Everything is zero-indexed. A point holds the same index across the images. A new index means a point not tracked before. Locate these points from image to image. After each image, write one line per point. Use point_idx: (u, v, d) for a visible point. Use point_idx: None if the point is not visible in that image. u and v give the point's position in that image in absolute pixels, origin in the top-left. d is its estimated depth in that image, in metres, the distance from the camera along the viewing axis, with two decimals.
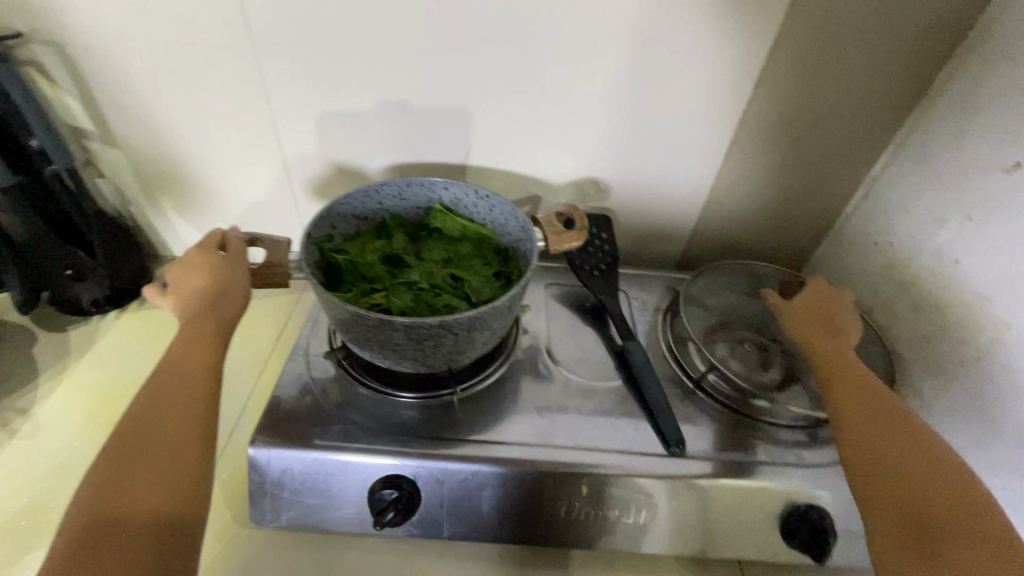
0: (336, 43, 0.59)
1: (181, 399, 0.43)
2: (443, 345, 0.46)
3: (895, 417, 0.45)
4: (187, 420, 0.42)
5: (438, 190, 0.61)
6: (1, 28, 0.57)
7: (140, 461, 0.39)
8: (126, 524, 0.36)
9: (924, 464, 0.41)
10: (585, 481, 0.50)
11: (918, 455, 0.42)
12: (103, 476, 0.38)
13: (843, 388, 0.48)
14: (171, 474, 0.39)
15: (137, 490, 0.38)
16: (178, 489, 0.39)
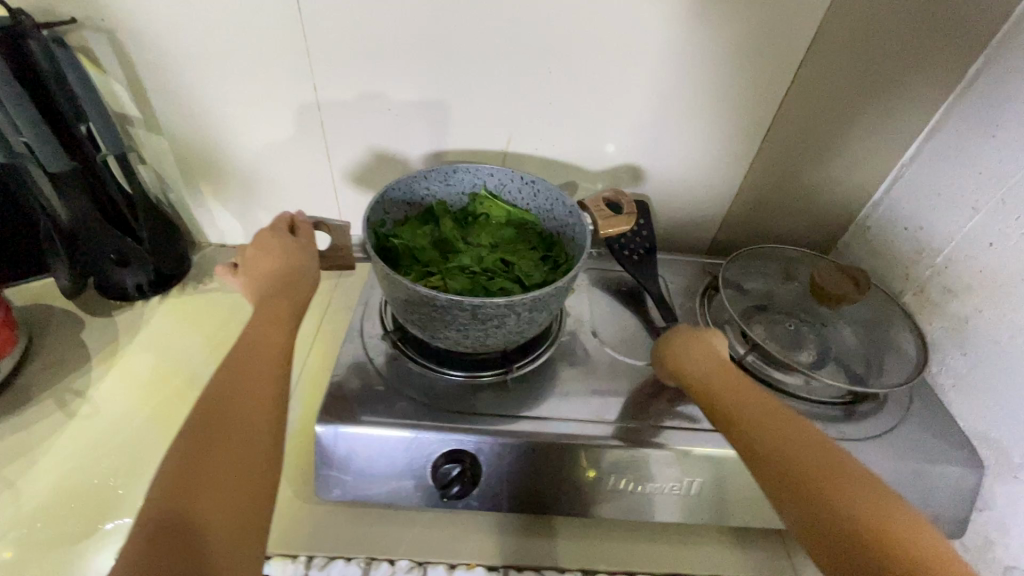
0: (385, 31, 0.60)
1: (253, 398, 0.43)
2: (506, 324, 0.49)
3: (813, 442, 0.42)
4: (262, 424, 0.42)
5: (483, 176, 0.62)
6: (53, 15, 0.57)
7: (218, 448, 0.39)
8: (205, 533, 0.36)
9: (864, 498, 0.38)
10: (638, 455, 0.52)
11: (834, 483, 0.39)
12: (179, 462, 0.38)
13: (757, 416, 0.45)
14: (247, 461, 0.40)
15: (218, 477, 0.38)
16: (251, 479, 0.39)
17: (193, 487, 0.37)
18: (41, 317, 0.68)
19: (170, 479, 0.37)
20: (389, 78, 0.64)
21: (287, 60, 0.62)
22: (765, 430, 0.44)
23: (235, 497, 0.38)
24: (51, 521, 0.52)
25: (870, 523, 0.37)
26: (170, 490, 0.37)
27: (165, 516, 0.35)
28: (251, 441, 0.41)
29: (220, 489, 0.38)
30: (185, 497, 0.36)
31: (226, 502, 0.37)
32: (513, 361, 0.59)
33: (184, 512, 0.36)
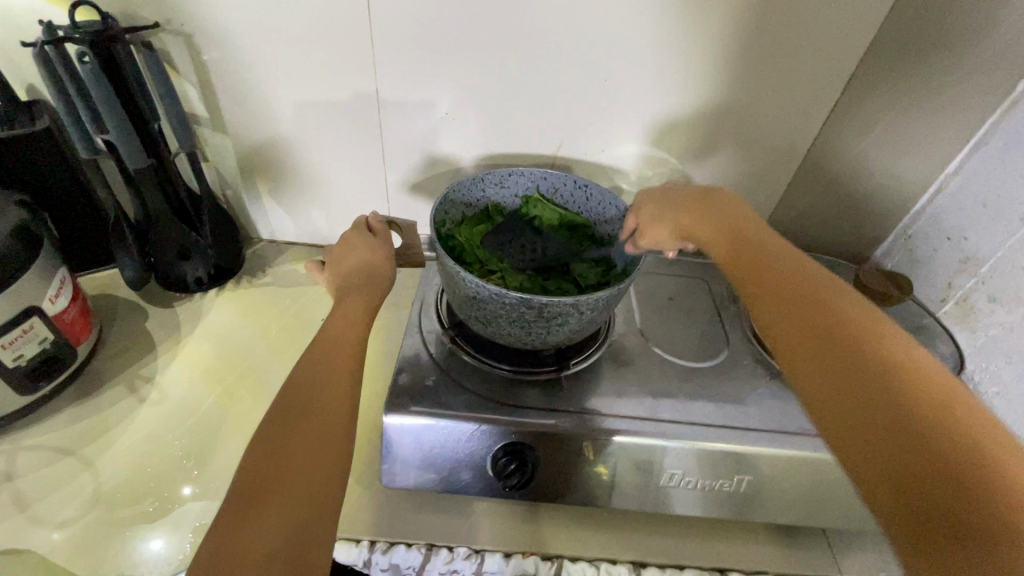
0: (445, 37, 0.63)
1: (323, 386, 0.45)
2: (568, 323, 0.50)
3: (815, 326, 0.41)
4: (332, 405, 0.44)
5: (537, 180, 0.64)
6: (136, 20, 0.61)
7: (294, 433, 0.41)
8: (283, 501, 0.37)
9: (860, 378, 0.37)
10: (691, 452, 0.54)
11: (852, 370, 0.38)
12: (263, 442, 0.40)
13: (786, 304, 0.44)
14: (321, 448, 0.41)
15: (293, 462, 0.39)
16: (324, 466, 0.40)
17: (273, 461, 0.39)
18: (108, 307, 0.71)
19: (252, 462, 0.39)
20: (446, 81, 0.66)
21: (349, 63, 0.65)
22: (799, 324, 0.42)
23: (308, 481, 0.39)
24: (128, 500, 0.54)
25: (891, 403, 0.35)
26: (254, 465, 0.39)
27: (245, 495, 0.37)
28: (324, 430, 0.42)
29: (295, 472, 0.39)
30: (264, 477, 0.38)
31: (298, 477, 0.39)
32: (567, 361, 0.61)
33: (261, 491, 0.37)
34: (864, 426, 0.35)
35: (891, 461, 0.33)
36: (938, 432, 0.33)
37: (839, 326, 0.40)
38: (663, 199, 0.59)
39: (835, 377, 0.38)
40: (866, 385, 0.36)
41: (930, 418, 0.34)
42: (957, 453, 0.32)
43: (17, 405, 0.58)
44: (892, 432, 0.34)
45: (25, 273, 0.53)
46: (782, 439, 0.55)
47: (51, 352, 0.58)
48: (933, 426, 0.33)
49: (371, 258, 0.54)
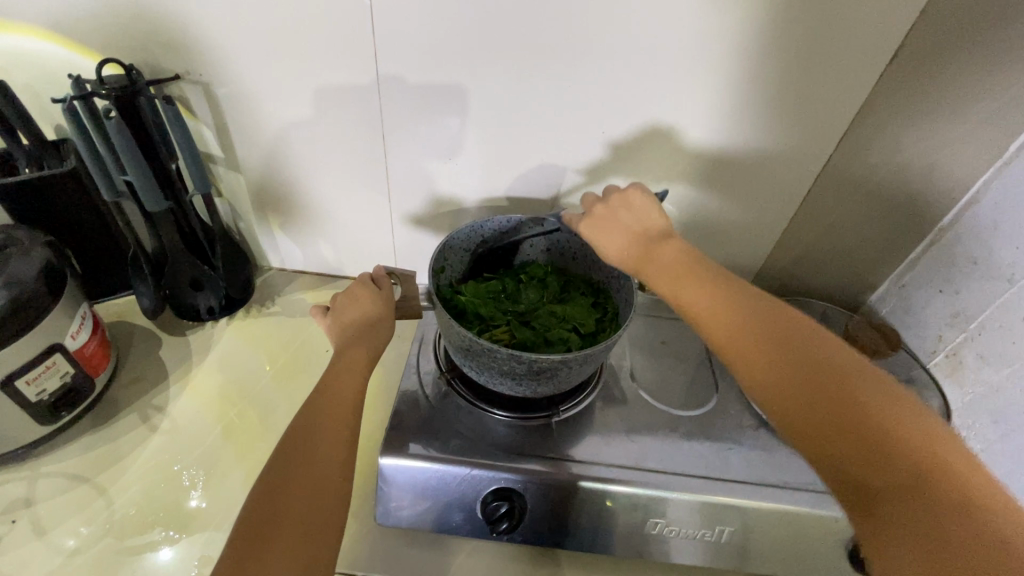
0: (446, 89, 0.65)
1: (327, 430, 0.47)
2: (558, 374, 0.54)
3: (806, 372, 0.42)
4: (335, 448, 0.46)
5: (535, 226, 0.66)
6: (159, 70, 0.65)
7: (298, 477, 0.44)
8: (284, 541, 0.41)
9: (860, 426, 0.39)
10: (673, 500, 0.56)
11: (850, 419, 0.39)
12: (266, 485, 0.44)
13: (765, 351, 0.45)
14: (321, 493, 0.44)
15: (296, 507, 0.42)
16: (321, 508, 0.43)
17: (276, 505, 0.42)
18: (125, 335, 0.75)
19: (260, 508, 0.42)
20: (449, 130, 0.69)
21: (356, 111, 0.68)
22: (800, 378, 0.42)
23: (306, 524, 0.42)
24: (137, 528, 0.58)
25: (863, 429, 0.39)
26: (258, 506, 0.42)
27: (249, 537, 0.41)
28: (324, 476, 0.45)
29: (296, 516, 0.42)
30: (265, 521, 0.41)
31: (300, 519, 0.42)
32: (558, 406, 0.63)
33: (259, 534, 0.41)
34: (909, 516, 0.36)
35: (875, 487, 0.37)
36: (909, 455, 0.37)
37: (796, 351, 0.44)
38: (608, 215, 0.57)
39: (812, 415, 0.41)
40: (833, 413, 0.40)
41: (897, 437, 0.38)
42: (920, 465, 0.36)
43: (38, 433, 0.61)
44: (867, 459, 0.38)
45: (50, 310, 0.56)
46: (764, 491, 0.57)
47: (72, 385, 0.62)
48: (899, 448, 0.37)
49: (371, 308, 0.57)
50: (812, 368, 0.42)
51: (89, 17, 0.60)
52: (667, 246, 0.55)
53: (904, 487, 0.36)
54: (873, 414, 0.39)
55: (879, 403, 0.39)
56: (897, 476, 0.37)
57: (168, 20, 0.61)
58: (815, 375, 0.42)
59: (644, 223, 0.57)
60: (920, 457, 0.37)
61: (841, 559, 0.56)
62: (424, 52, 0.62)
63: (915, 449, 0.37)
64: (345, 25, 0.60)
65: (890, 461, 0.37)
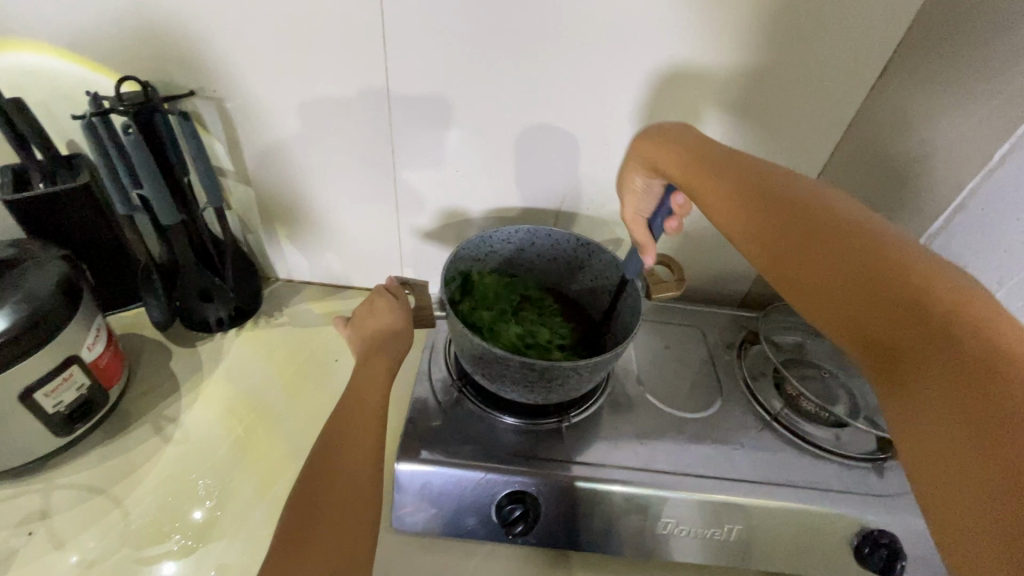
0: (454, 103, 0.67)
1: (356, 435, 0.49)
2: (569, 382, 0.56)
3: (845, 256, 0.38)
4: (365, 453, 0.48)
5: (542, 237, 0.67)
6: (172, 87, 0.67)
7: (330, 485, 0.45)
8: (320, 543, 0.42)
9: (897, 310, 0.34)
10: (683, 501, 0.57)
11: (891, 302, 0.35)
12: (299, 489, 0.45)
13: (801, 244, 0.41)
14: (352, 500, 0.45)
15: (328, 513, 0.43)
16: (354, 515, 0.44)
17: (310, 508, 0.43)
18: (135, 348, 0.75)
19: (294, 513, 0.43)
20: (457, 143, 0.71)
21: (365, 124, 0.70)
22: (838, 267, 0.38)
23: (340, 530, 0.43)
24: (155, 538, 0.58)
25: (908, 312, 0.34)
26: (292, 511, 0.43)
27: (288, 544, 0.41)
28: (353, 483, 0.45)
29: (329, 523, 0.43)
30: (302, 528, 0.42)
31: (333, 523, 0.43)
32: (565, 413, 0.64)
33: (298, 540, 0.42)
34: (956, 399, 0.30)
35: (909, 375, 0.33)
36: (948, 348, 0.31)
37: (841, 235, 0.39)
38: (645, 143, 0.57)
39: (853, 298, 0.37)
40: (874, 300, 0.35)
41: (953, 322, 0.32)
42: (965, 347, 0.31)
43: (54, 445, 0.62)
44: (906, 343, 0.33)
45: (68, 323, 0.57)
46: (770, 490, 0.58)
47: (87, 397, 0.62)
48: (943, 328, 0.32)
49: (388, 318, 0.58)
50: (856, 250, 0.38)
51: (107, 36, 0.62)
52: (705, 155, 0.52)
53: (940, 367, 0.31)
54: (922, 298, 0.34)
55: (938, 291, 0.34)
56: (936, 356, 0.32)
57: (185, 39, 0.62)
58: (855, 258, 0.38)
59: (689, 139, 0.55)
60: (974, 341, 0.31)
61: (846, 555, 0.58)
62: (433, 68, 0.64)
63: (958, 329, 0.32)
64: (356, 41, 0.63)
65: (938, 336, 0.32)
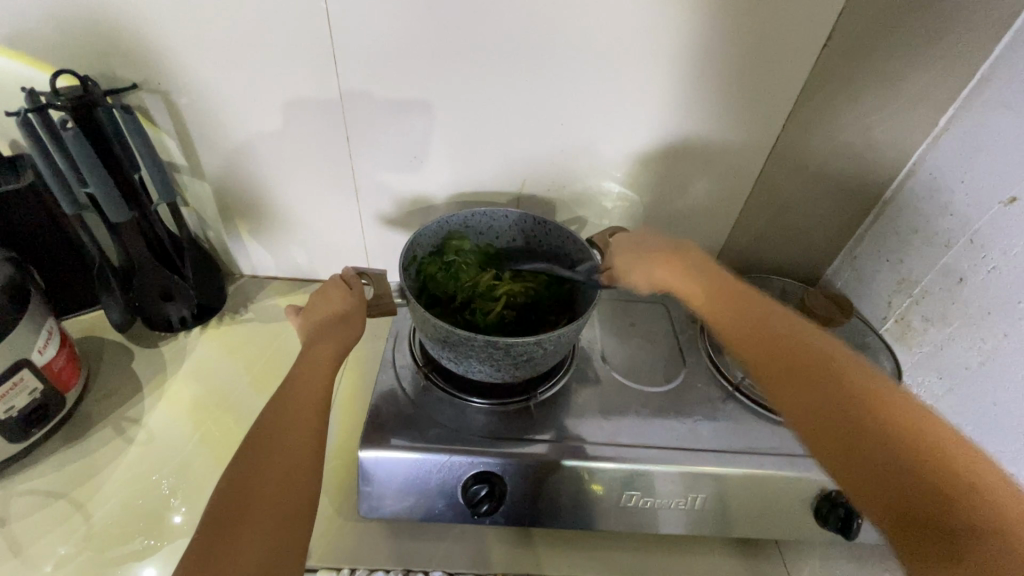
0: (408, 90, 0.66)
1: (297, 425, 0.49)
2: (533, 356, 0.57)
3: (816, 375, 0.46)
4: (305, 442, 0.48)
5: (499, 218, 0.68)
6: (115, 81, 0.65)
7: (263, 469, 0.45)
8: (255, 530, 0.41)
9: (863, 419, 0.42)
10: (645, 474, 0.58)
11: (852, 412, 0.43)
12: (235, 479, 0.44)
13: (780, 361, 0.49)
14: (286, 489, 0.44)
15: (264, 496, 0.43)
16: (288, 504, 0.44)
17: (247, 496, 0.43)
18: (95, 350, 0.74)
19: (230, 503, 0.43)
20: (417, 129, 0.70)
21: (319, 113, 0.68)
22: (812, 383, 0.46)
23: (272, 515, 0.42)
24: (119, 539, 0.57)
25: (870, 429, 0.41)
26: (224, 501, 0.43)
27: (215, 527, 0.41)
28: (291, 474, 0.45)
29: (261, 508, 0.43)
30: (232, 512, 0.42)
31: (271, 511, 0.43)
32: (535, 389, 0.65)
33: (227, 523, 0.41)
34: (921, 513, 0.37)
35: (894, 494, 0.38)
36: (934, 470, 0.38)
37: (822, 368, 0.46)
38: (631, 240, 0.66)
39: (837, 423, 0.43)
40: (854, 422, 0.42)
41: (905, 436, 0.40)
42: (905, 443, 0.40)
43: (9, 451, 0.61)
44: (882, 466, 0.40)
45: (13, 328, 0.56)
46: (732, 457, 0.60)
47: (42, 401, 0.61)
48: (892, 433, 0.41)
49: (343, 304, 0.59)
50: (831, 369, 0.46)
51: (40, 30, 0.60)
52: (706, 267, 0.61)
53: (901, 479, 0.39)
54: (903, 427, 0.41)
55: (892, 406, 0.42)
56: (881, 457, 0.40)
57: (122, 30, 0.61)
58: (829, 378, 0.45)
59: (676, 245, 0.64)
60: (955, 478, 0.37)
61: (807, 517, 0.59)
62: (383, 55, 0.63)
63: (899, 429, 0.41)
64: (303, 28, 0.61)
65: (901, 444, 0.40)
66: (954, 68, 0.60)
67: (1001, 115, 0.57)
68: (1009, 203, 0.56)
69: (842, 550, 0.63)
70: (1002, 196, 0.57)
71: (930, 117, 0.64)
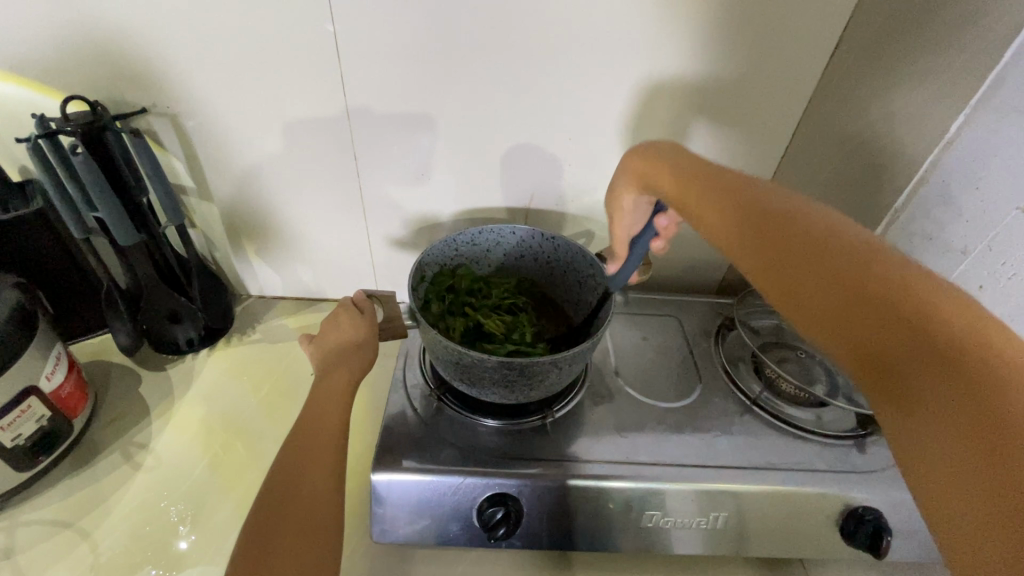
0: (414, 105, 0.66)
1: (315, 454, 0.47)
2: (549, 376, 0.56)
3: (794, 230, 0.38)
4: (323, 471, 0.46)
5: (506, 235, 0.67)
6: (124, 106, 0.65)
7: (282, 501, 0.44)
8: (275, 562, 0.40)
9: (854, 289, 0.33)
10: (665, 491, 0.56)
11: (831, 262, 0.35)
12: (259, 512, 0.43)
13: (743, 221, 0.41)
14: (305, 520, 0.43)
15: (284, 530, 0.42)
16: (306, 536, 0.42)
17: (268, 529, 0.42)
18: (102, 375, 0.73)
19: (252, 537, 0.42)
20: (424, 145, 0.70)
21: (326, 129, 0.68)
22: (781, 257, 0.38)
23: (292, 548, 0.41)
24: (126, 569, 0.56)
25: (846, 276, 0.34)
26: (250, 536, 0.42)
27: (237, 563, 0.40)
28: (309, 494, 0.45)
29: (280, 541, 0.42)
30: (255, 548, 0.41)
31: (291, 543, 0.42)
32: (550, 406, 0.64)
33: (252, 560, 0.40)
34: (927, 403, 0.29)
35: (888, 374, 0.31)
36: (951, 345, 0.29)
37: (800, 229, 0.38)
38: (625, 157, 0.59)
39: (831, 280, 0.34)
40: (856, 296, 0.33)
41: (888, 298, 0.32)
42: (884, 310, 0.32)
43: (15, 481, 0.60)
44: (911, 357, 0.30)
45: (21, 355, 0.55)
46: (754, 473, 0.58)
47: (49, 428, 0.60)
48: (877, 301, 0.32)
49: (353, 331, 0.57)
50: (809, 229, 0.38)
51: (50, 57, 0.60)
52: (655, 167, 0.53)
53: (900, 360, 0.30)
54: (914, 305, 0.31)
55: (895, 282, 0.32)
56: (871, 330, 0.32)
57: (131, 54, 0.61)
58: (805, 253, 0.36)
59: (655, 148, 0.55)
60: (943, 340, 0.29)
61: (833, 533, 0.58)
62: (389, 73, 0.63)
63: (881, 291, 0.32)
64: (309, 46, 0.61)
65: (911, 314, 0.31)
66: None
67: None
68: None
69: (871, 568, 0.61)
70: None
71: None
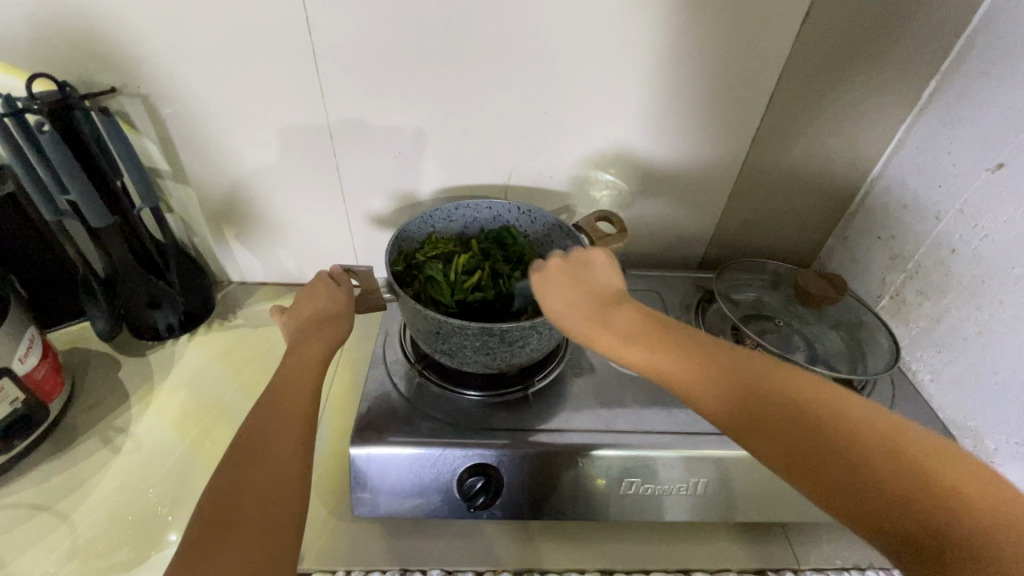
0: (388, 83, 0.65)
1: (283, 424, 0.47)
2: (529, 342, 0.56)
3: (747, 374, 0.43)
4: (291, 441, 0.46)
5: (484, 210, 0.68)
6: (93, 86, 0.64)
7: (248, 470, 0.43)
8: (240, 529, 0.40)
9: (820, 431, 0.38)
10: (644, 458, 0.57)
11: (793, 411, 0.40)
12: (224, 480, 0.43)
13: (698, 365, 0.44)
14: (271, 488, 0.43)
15: (251, 497, 0.42)
16: (271, 505, 0.42)
17: (233, 496, 0.42)
18: (81, 361, 0.73)
19: (216, 504, 0.41)
20: (400, 123, 0.69)
21: (300, 109, 0.67)
22: (746, 402, 0.41)
23: (258, 515, 0.41)
24: (104, 549, 0.56)
25: (807, 420, 0.39)
26: (213, 502, 0.42)
27: (200, 529, 0.40)
28: (280, 465, 0.45)
29: (246, 508, 0.41)
30: (219, 514, 0.41)
31: (257, 510, 0.42)
32: (530, 378, 0.64)
33: (215, 526, 0.40)
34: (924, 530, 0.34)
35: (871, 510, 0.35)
36: (906, 468, 0.35)
37: (748, 374, 0.43)
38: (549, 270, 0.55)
39: (799, 424, 0.39)
40: (819, 436, 0.38)
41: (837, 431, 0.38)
42: (844, 448, 0.37)
43: None
44: (878, 489, 0.35)
45: None
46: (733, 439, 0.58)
47: (24, 411, 0.60)
48: (842, 437, 0.37)
49: (330, 303, 0.57)
50: (756, 371, 0.43)
51: (15, 36, 0.59)
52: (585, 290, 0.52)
53: (875, 494, 0.35)
54: (862, 432, 0.38)
55: (845, 413, 0.39)
56: (844, 468, 0.37)
57: (98, 32, 0.60)
58: (763, 402, 0.41)
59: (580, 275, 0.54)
60: (900, 461, 0.36)
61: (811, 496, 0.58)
62: (360, 49, 0.62)
63: (835, 425, 0.38)
64: (277, 22, 0.60)
65: (868, 443, 0.37)
66: (934, 39, 0.60)
67: (988, 83, 0.57)
68: (997, 168, 0.56)
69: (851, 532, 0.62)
70: (989, 163, 0.57)
71: (912, 92, 0.64)
